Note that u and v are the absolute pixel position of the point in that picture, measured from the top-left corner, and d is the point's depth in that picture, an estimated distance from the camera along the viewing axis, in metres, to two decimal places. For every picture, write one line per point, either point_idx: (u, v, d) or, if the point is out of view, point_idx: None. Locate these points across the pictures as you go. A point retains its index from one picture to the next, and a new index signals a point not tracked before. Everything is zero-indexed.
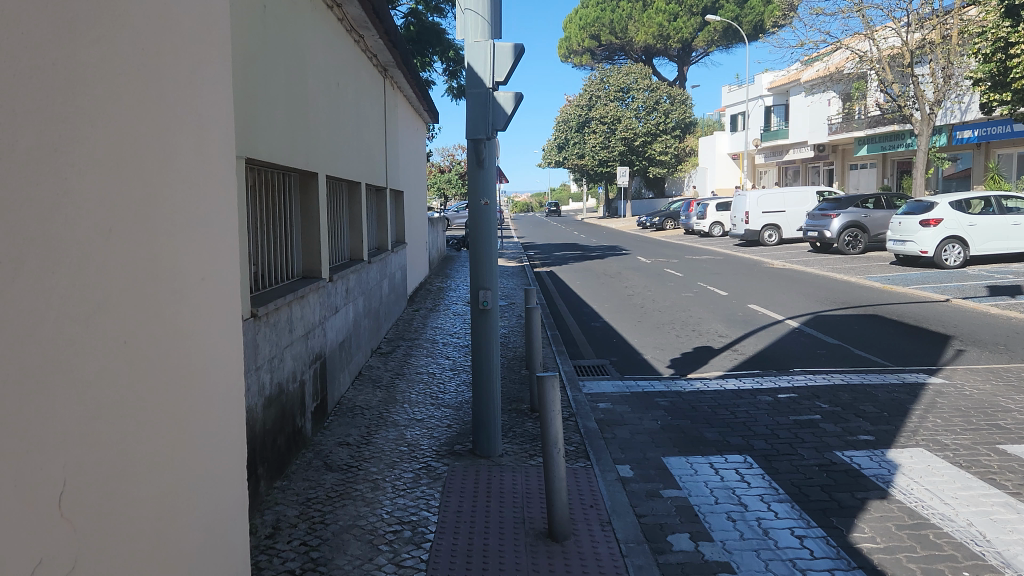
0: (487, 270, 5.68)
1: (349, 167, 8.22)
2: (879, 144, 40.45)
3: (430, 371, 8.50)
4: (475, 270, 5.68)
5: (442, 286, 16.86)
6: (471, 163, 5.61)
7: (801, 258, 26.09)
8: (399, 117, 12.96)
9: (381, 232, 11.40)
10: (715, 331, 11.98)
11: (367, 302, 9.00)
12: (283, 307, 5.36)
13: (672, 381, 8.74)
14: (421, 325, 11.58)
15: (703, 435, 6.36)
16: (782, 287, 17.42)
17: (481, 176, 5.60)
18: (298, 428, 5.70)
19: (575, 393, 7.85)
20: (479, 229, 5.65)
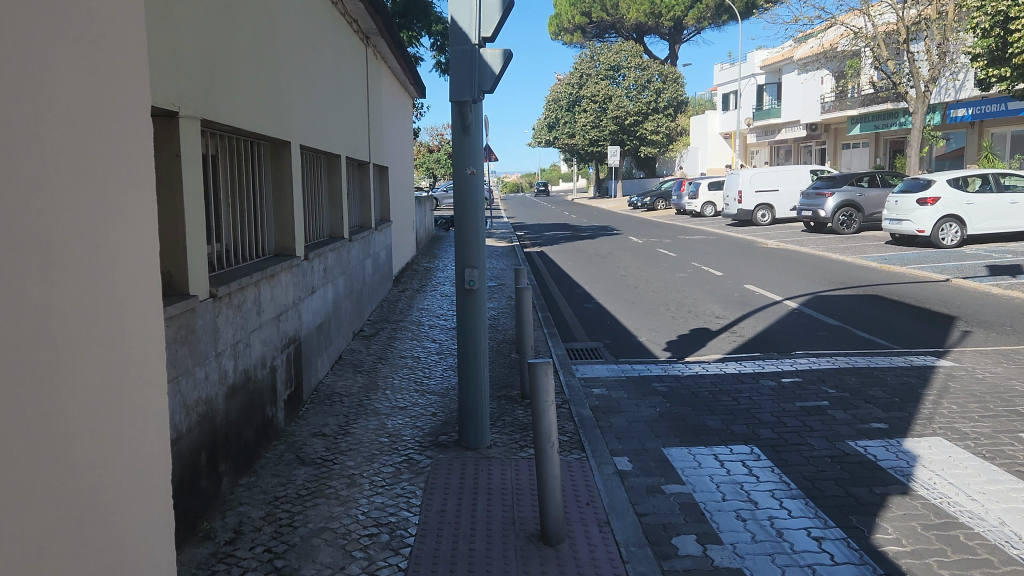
0: (474, 245, 5.20)
1: (327, 139, 7.69)
2: (872, 123, 40.07)
3: (414, 355, 8.04)
4: (460, 246, 5.20)
5: (430, 266, 16.38)
6: (455, 128, 5.11)
7: (795, 239, 25.76)
8: (383, 89, 12.38)
9: (364, 209, 10.88)
10: (711, 312, 11.60)
11: (348, 283, 8.51)
12: (249, 287, 4.86)
13: (669, 364, 8.33)
14: (406, 307, 11.10)
15: (705, 424, 5.95)
16: (778, 268, 17.08)
17: (466, 142, 5.11)
18: (269, 418, 5.23)
19: (568, 378, 7.43)
20: (465, 201, 5.16)
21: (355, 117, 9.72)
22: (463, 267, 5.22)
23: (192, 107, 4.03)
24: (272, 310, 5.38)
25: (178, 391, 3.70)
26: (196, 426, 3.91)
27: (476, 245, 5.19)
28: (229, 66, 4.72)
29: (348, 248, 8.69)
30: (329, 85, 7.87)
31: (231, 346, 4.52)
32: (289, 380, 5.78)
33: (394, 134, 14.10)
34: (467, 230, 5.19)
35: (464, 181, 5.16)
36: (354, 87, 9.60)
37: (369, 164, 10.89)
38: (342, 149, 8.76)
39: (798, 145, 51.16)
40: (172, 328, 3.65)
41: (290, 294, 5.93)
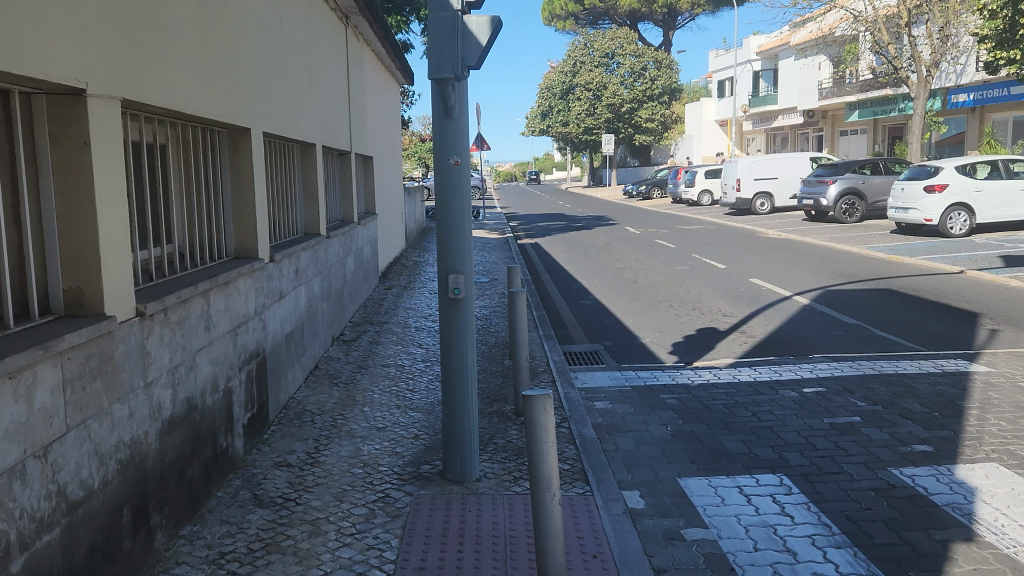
0: (458, 247, 4.45)
1: (297, 125, 6.91)
2: (871, 109, 39.38)
3: (398, 364, 7.30)
4: (443, 249, 4.46)
5: (419, 261, 15.62)
6: (436, 112, 4.35)
7: (796, 228, 25.10)
8: (366, 72, 11.57)
9: (345, 202, 10.11)
10: (717, 309, 10.92)
11: (325, 284, 7.74)
12: (196, 297, 4.07)
13: (677, 371, 7.63)
14: (393, 306, 10.36)
15: (724, 446, 5.25)
16: (783, 260, 16.42)
17: (450, 128, 4.36)
18: (223, 449, 4.47)
19: (567, 389, 6.72)
20: (448, 196, 4.41)
21: (333, 101, 8.94)
22: (447, 274, 4.47)
23: (115, 85, 3.29)
24: (228, 322, 4.62)
25: (91, 436, 2.94)
26: (117, 476, 3.15)
27: (461, 248, 4.45)
28: (169, 37, 3.96)
29: (326, 246, 7.91)
30: (300, 66, 7.08)
31: (171, 370, 3.75)
32: (250, 400, 5.03)
33: (380, 121, 13.30)
34: (451, 230, 4.44)
35: (448, 172, 4.41)
36: (330, 70, 8.81)
37: (351, 153, 10.13)
38: (318, 137, 7.99)
39: (794, 132, 50.46)
40: (80, 357, 2.89)
41: (253, 302, 5.16)
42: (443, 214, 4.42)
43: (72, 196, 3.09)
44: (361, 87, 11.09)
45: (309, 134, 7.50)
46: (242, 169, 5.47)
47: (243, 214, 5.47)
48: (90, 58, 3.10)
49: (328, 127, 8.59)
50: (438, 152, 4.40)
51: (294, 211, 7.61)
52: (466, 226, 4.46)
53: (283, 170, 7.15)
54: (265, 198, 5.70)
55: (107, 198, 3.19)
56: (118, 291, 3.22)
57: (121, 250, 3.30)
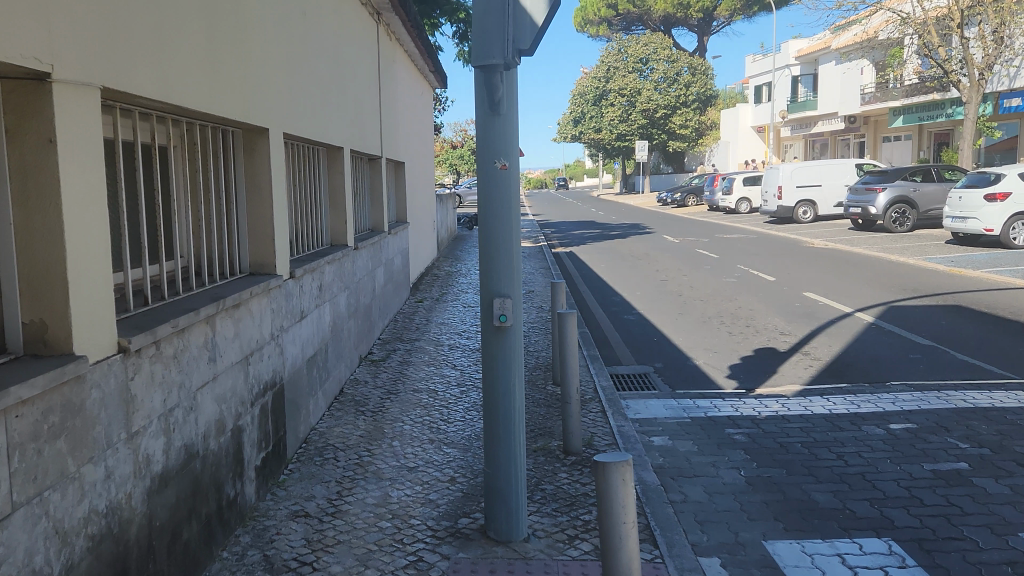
0: (502, 265, 3.76)
1: (322, 126, 6.32)
2: (916, 114, 37.93)
3: (431, 389, 6.64)
4: (486, 270, 3.78)
5: (451, 270, 15.00)
6: (480, 107, 3.69)
7: (843, 237, 24.01)
8: (397, 73, 11.01)
9: (375, 211, 9.52)
10: (773, 327, 10.09)
11: (351, 300, 7.12)
12: (197, 325, 3.44)
13: (739, 399, 6.85)
14: (424, 321, 9.73)
15: (812, 499, 4.49)
16: (835, 272, 15.48)
17: (496, 126, 3.69)
18: (230, 499, 3.84)
19: (620, 421, 5.99)
20: (492, 206, 3.73)
21: (362, 101, 8.35)
22: (491, 296, 3.78)
23: (90, 69, 2.67)
24: (238, 351, 4.00)
25: (48, 512, 2.32)
26: (87, 555, 2.52)
27: (506, 267, 3.76)
28: (167, 18, 3.35)
29: (353, 258, 7.31)
30: (325, 62, 6.49)
31: (163, 415, 3.13)
32: (264, 438, 4.40)
33: (412, 125, 12.72)
34: (495, 246, 3.75)
35: (491, 177, 3.72)
36: (360, 69, 8.22)
37: (381, 157, 9.55)
38: (345, 138, 7.40)
39: (834, 138, 49.06)
40: (37, 412, 2.27)
41: (268, 325, 4.54)
42: (486, 227, 3.73)
43: (34, 205, 2.48)
44: (393, 89, 10.52)
45: (335, 136, 6.90)
46: (259, 172, 4.86)
47: (260, 224, 4.86)
48: (56, 34, 2.48)
49: (356, 128, 8.00)
50: (481, 154, 3.74)
51: (317, 221, 7.00)
52: (514, 241, 3.76)
53: (305, 177, 6.56)
54: (284, 207, 5.10)
55: (77, 207, 2.57)
56: (91, 324, 2.60)
57: (96, 271, 2.69)
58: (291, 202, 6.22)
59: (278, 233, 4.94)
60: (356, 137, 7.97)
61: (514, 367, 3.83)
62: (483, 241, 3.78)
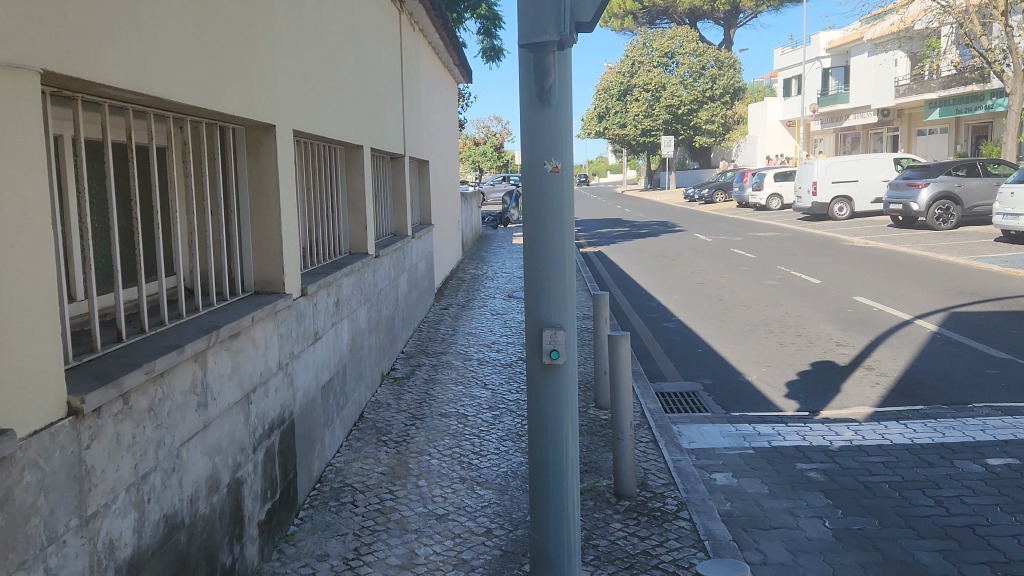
0: (551, 291, 3.08)
1: (337, 122, 5.69)
2: (954, 106, 36.48)
3: (460, 414, 5.98)
4: (532, 296, 3.11)
5: (477, 273, 14.36)
6: (525, 97, 3.02)
7: (884, 235, 22.93)
8: (421, 68, 10.38)
9: (398, 214, 8.90)
10: (827, 336, 9.26)
11: (372, 314, 6.48)
12: (181, 365, 2.82)
13: (804, 426, 6.10)
14: (450, 331, 9.08)
15: (917, 562, 3.75)
16: (883, 273, 14.54)
17: (546, 120, 3.01)
18: (226, 568, 3.22)
19: (675, 453, 5.28)
20: (541, 219, 3.06)
21: (383, 95, 7.72)
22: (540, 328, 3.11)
23: (30, 46, 2.05)
24: (236, 391, 3.37)
25: None
26: None
27: (557, 293, 3.08)
28: None
29: (374, 267, 6.68)
30: (340, 51, 5.84)
31: (133, 483, 2.50)
32: (269, 486, 3.78)
33: (435, 122, 12.07)
34: (543, 268, 3.07)
35: (540, 184, 3.05)
36: (380, 61, 7.59)
37: (404, 155, 8.93)
38: (364, 135, 6.77)
39: (866, 132, 47.54)
40: None
41: (274, 354, 3.91)
42: (533, 243, 3.06)
43: None
44: (415, 83, 9.88)
45: (352, 133, 6.27)
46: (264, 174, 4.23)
47: (266, 236, 4.23)
48: None
49: (377, 124, 7.38)
50: (527, 154, 3.07)
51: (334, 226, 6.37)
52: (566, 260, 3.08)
53: (318, 178, 5.94)
54: (294, 214, 4.46)
55: (5, 228, 1.95)
56: (23, 383, 1.99)
57: (35, 308, 2.07)
58: (303, 206, 5.60)
59: (287, 244, 4.32)
60: (376, 134, 7.34)
61: (566, 412, 3.15)
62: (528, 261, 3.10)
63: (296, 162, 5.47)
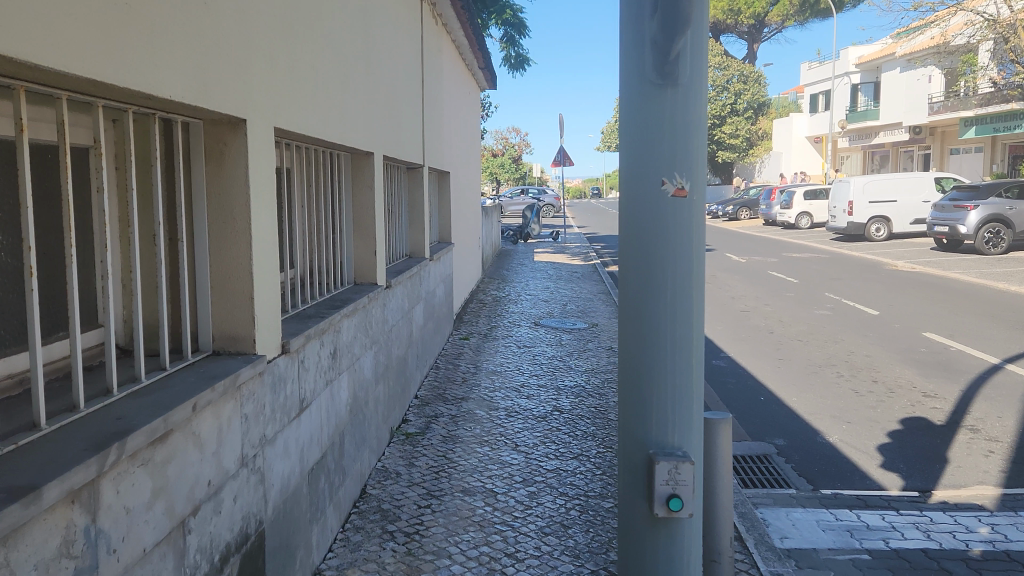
0: (671, 354, 2.17)
1: (333, 122, 4.51)
2: (991, 124, 34.84)
3: (489, 491, 4.76)
4: (635, 366, 2.22)
5: (498, 295, 13.14)
6: (636, 76, 2.15)
7: (929, 259, 21.45)
8: (443, 71, 9.28)
9: (414, 233, 7.75)
10: (909, 384, 7.93)
11: (381, 360, 5.29)
12: (35, 519, 1.61)
13: (923, 516, 4.81)
14: (472, 368, 7.88)
15: None
16: (945, 303, 13.16)
17: (665, 116, 2.13)
18: None
19: (773, 562, 4.03)
20: (654, 255, 2.17)
21: (399, 95, 6.57)
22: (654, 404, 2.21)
23: None
24: (162, 524, 2.17)
25: None
26: None
27: (681, 355, 2.17)
28: None
29: (384, 302, 5.51)
30: (342, 33, 4.71)
31: None
32: None
33: (457, 129, 10.91)
34: (661, 318, 2.17)
35: (657, 198, 2.15)
36: (396, 54, 6.46)
37: (423, 165, 7.77)
38: (374, 136, 5.62)
39: (897, 150, 45.86)
40: None
41: (234, 447, 2.71)
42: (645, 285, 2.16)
43: None
44: (437, 85, 8.74)
45: (356, 134, 5.09)
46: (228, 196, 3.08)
47: (231, 271, 3.07)
48: None
49: (391, 126, 6.23)
50: (633, 154, 2.19)
51: (326, 254, 5.22)
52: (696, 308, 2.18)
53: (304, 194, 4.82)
54: (275, 243, 3.31)
55: None
56: None
57: None
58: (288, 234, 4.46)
59: (262, 284, 3.14)
60: (390, 137, 6.18)
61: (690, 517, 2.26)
62: (626, 305, 2.24)
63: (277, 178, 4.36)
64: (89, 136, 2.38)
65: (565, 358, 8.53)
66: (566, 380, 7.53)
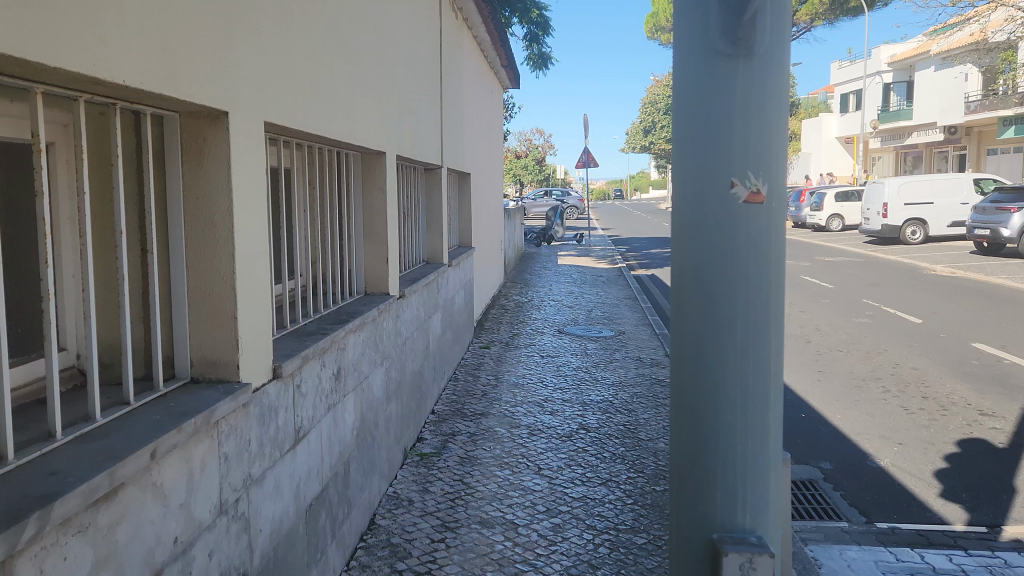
0: (746, 355, 1.94)
1: (340, 117, 4.19)
2: None
3: (510, 523, 4.34)
4: (701, 383, 1.98)
5: (520, 300, 12.71)
6: (700, 45, 1.93)
7: (970, 263, 20.55)
8: (464, 71, 8.92)
9: (432, 238, 7.34)
10: (963, 402, 7.34)
11: (392, 376, 4.90)
12: None
13: (996, 558, 4.27)
14: (493, 380, 7.46)
15: None
16: (993, 311, 12.44)
17: (735, 96, 1.91)
18: None
19: None
20: (723, 252, 1.94)
21: (416, 93, 6.22)
22: (730, 412, 1.98)
23: None
24: None
25: None
26: None
27: (760, 356, 1.95)
28: None
29: (397, 313, 5.12)
30: (350, 23, 4.36)
31: None
32: None
33: (479, 128, 10.50)
34: (727, 309, 1.94)
35: (730, 177, 1.93)
36: (412, 48, 6.08)
37: (442, 166, 7.38)
38: (387, 134, 5.30)
39: (931, 150, 44.53)
40: None
41: (211, 492, 2.34)
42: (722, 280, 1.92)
43: None
44: (457, 82, 8.35)
45: (366, 131, 4.78)
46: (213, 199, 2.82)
47: (213, 289, 2.85)
48: None
49: (407, 124, 5.89)
50: (692, 130, 1.97)
51: (333, 261, 4.91)
52: (766, 296, 1.95)
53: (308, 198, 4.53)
54: (265, 258, 3.06)
55: None
56: None
57: None
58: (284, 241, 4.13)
59: (247, 304, 2.90)
60: (405, 136, 5.83)
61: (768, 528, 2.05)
62: (684, 296, 2.01)
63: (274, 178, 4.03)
64: (35, 133, 2.03)
65: (591, 369, 8.08)
66: (592, 394, 7.08)
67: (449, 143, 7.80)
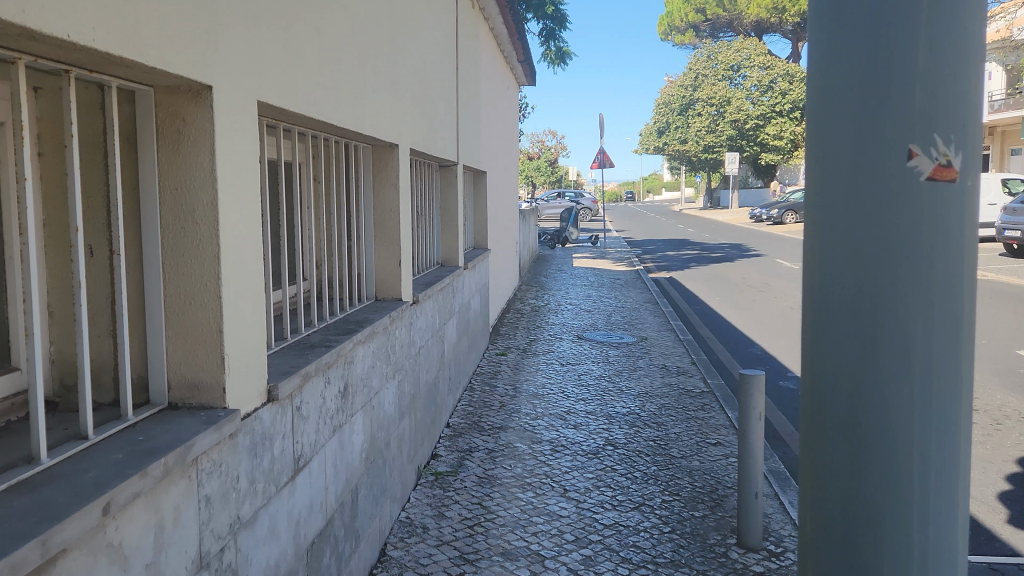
0: (922, 345, 2.26)
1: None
2: None
3: (536, 556, 3.91)
4: (877, 375, 2.31)
5: (536, 304, 12.31)
6: (867, 55, 2.28)
7: (1000, 265, 19.90)
8: (481, 65, 8.53)
9: (448, 238, 6.95)
10: (1017, 415, 6.85)
11: (404, 390, 4.49)
12: None
13: None
14: (512, 390, 7.05)
15: None
16: None
17: (912, 118, 2.24)
18: None
19: None
20: (908, 257, 2.27)
21: (431, 84, 5.84)
22: (912, 343, 2.27)
23: None
24: None
25: None
26: None
27: (944, 320, 2.26)
28: None
29: (410, 321, 4.72)
30: None
31: None
32: None
33: (496, 124, 10.09)
34: (904, 308, 2.27)
35: (910, 134, 2.25)
36: (427, 38, 5.72)
37: (458, 163, 6.97)
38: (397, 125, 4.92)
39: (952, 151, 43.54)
40: None
41: (188, 539, 2.39)
42: (899, 258, 2.26)
43: None
44: (474, 74, 7.95)
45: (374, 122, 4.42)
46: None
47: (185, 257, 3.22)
48: None
49: (420, 116, 5.51)
50: (862, 152, 2.32)
51: (337, 263, 4.56)
52: (943, 292, 2.26)
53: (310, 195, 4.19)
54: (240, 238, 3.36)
55: None
56: None
57: None
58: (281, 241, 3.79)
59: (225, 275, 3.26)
60: (418, 129, 5.46)
61: (955, 475, 2.36)
62: (861, 298, 2.33)
63: (265, 172, 3.70)
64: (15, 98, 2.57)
65: (614, 378, 7.64)
66: (617, 405, 6.65)
67: (465, 138, 7.41)
